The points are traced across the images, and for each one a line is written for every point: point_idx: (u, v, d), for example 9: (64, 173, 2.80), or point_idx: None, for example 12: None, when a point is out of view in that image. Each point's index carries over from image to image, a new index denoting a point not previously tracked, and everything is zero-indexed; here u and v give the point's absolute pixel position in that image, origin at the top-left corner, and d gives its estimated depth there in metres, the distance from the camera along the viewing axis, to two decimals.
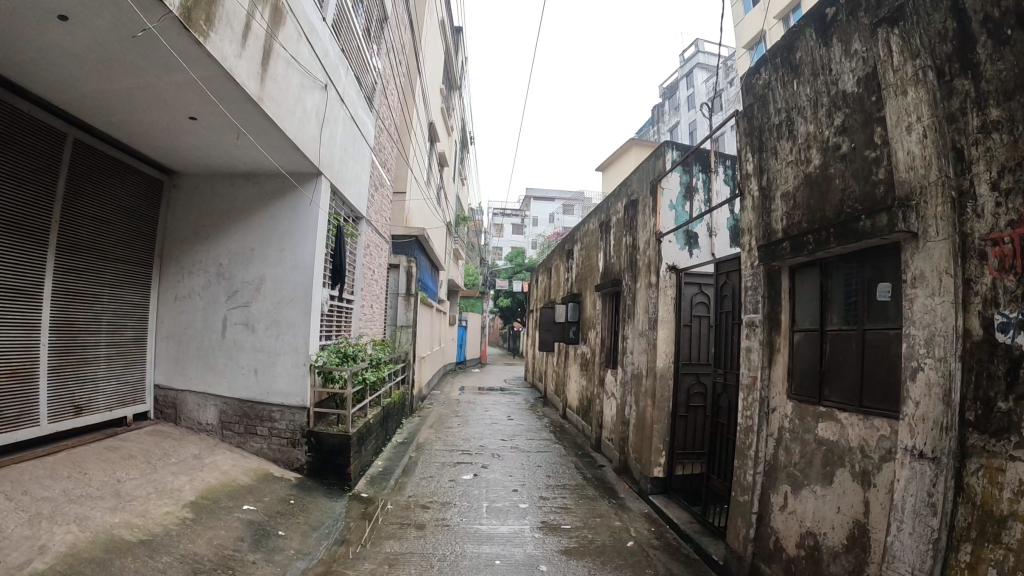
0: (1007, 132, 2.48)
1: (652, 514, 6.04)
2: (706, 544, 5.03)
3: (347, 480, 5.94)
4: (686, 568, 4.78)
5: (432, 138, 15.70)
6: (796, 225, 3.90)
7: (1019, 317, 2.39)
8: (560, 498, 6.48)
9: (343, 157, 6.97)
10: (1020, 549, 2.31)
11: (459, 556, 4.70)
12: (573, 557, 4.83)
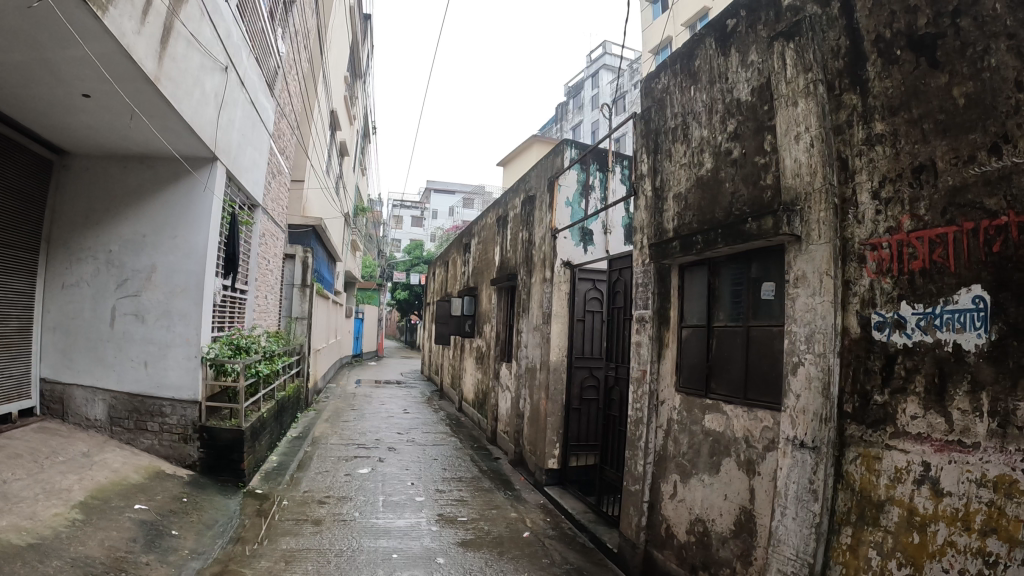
0: (891, 145, 2.67)
1: (548, 504, 6.16)
2: (601, 533, 5.17)
3: (242, 476, 5.87)
4: (582, 556, 4.89)
5: (334, 127, 15.41)
6: (687, 225, 4.05)
7: (895, 317, 2.60)
8: (456, 490, 6.51)
9: (241, 142, 6.77)
10: (898, 531, 2.50)
11: (356, 551, 4.65)
12: (471, 549, 4.86)
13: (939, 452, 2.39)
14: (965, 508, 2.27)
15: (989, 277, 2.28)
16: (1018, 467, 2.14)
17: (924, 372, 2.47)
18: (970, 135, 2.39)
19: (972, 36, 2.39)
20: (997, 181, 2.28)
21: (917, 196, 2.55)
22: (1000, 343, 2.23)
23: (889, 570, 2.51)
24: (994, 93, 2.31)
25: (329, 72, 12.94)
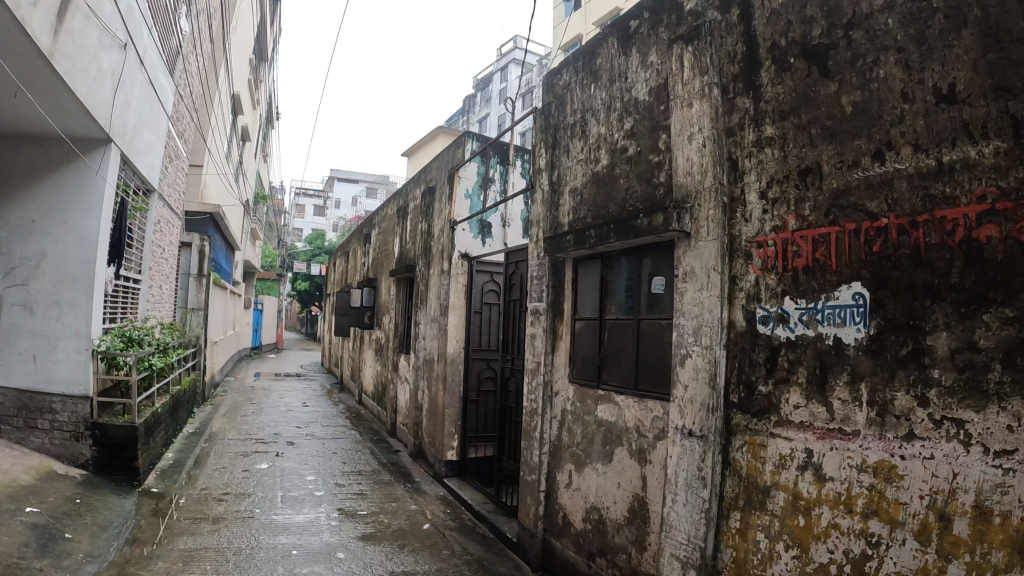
0: (779, 148, 2.80)
1: (448, 496, 6.17)
2: (501, 523, 5.22)
3: (137, 474, 5.69)
4: (482, 546, 4.93)
5: (236, 111, 14.89)
6: (581, 220, 4.13)
7: (778, 311, 2.74)
8: (355, 484, 6.43)
9: (138, 124, 6.44)
10: (784, 514, 2.63)
11: (254, 548, 4.54)
12: (371, 542, 4.81)
13: (821, 439, 2.54)
14: (847, 492, 2.43)
15: (867, 275, 2.45)
16: (896, 452, 2.31)
17: (806, 363, 2.63)
18: (855, 141, 2.54)
19: (863, 48, 2.54)
20: (879, 185, 2.45)
21: (802, 197, 2.69)
22: (879, 336, 2.40)
23: (776, 552, 2.64)
24: (880, 102, 2.47)
25: (232, 54, 12.48)
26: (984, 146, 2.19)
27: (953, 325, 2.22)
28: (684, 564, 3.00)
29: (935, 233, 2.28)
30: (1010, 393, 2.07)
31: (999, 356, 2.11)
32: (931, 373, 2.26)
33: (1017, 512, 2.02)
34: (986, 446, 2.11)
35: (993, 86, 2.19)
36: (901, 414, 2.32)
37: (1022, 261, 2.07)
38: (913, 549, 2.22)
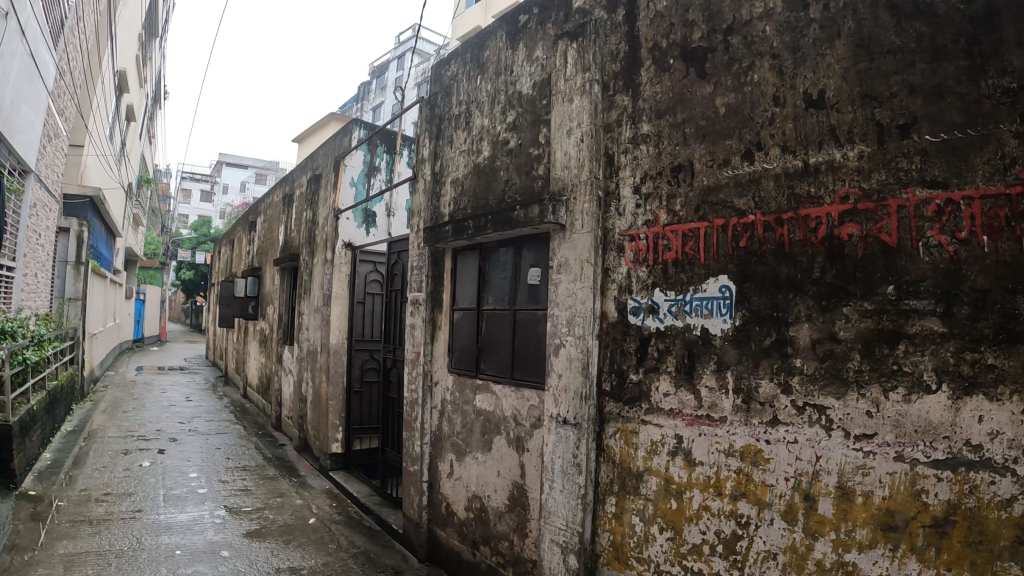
0: (654, 145, 2.89)
1: (334, 490, 6.09)
2: (387, 515, 5.20)
3: (14, 477, 5.29)
4: (368, 539, 4.89)
5: (121, 89, 14.09)
6: (461, 211, 4.16)
7: (648, 302, 2.84)
8: (240, 480, 6.24)
9: (14, 99, 5.97)
10: (657, 498, 2.73)
11: (136, 549, 4.33)
12: (256, 539, 4.68)
13: (690, 426, 2.65)
14: (716, 476, 2.55)
15: (734, 269, 2.58)
16: (762, 437, 2.44)
17: (674, 353, 2.74)
18: (726, 141, 2.66)
19: (740, 53, 2.65)
20: (747, 184, 2.58)
21: (674, 193, 2.80)
22: (744, 327, 2.53)
23: (650, 534, 2.75)
24: (752, 105, 2.60)
25: (118, 28, 11.79)
26: (849, 149, 2.34)
27: (814, 316, 2.37)
28: (563, 549, 3.07)
29: (799, 230, 2.42)
30: (868, 380, 2.24)
31: (858, 346, 2.27)
32: (794, 362, 2.40)
33: (878, 491, 2.18)
34: (847, 430, 2.26)
35: (861, 93, 2.34)
36: (765, 401, 2.46)
37: (881, 257, 2.23)
38: (781, 528, 2.36)
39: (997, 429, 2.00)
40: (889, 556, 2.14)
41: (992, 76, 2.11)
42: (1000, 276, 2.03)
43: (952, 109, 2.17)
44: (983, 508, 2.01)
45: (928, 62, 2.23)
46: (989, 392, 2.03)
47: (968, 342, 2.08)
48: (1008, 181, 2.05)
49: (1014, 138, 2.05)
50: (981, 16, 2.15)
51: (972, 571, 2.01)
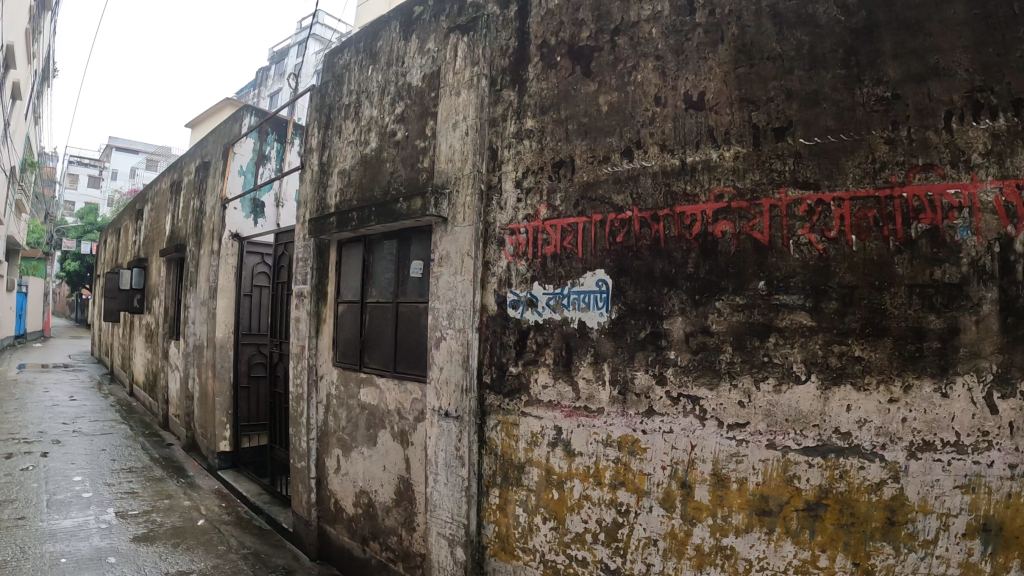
0: (537, 140, 2.92)
1: (224, 489, 5.89)
2: (276, 513, 5.06)
3: None
4: (258, 538, 4.74)
5: (7, 66, 13.13)
6: (348, 202, 4.09)
7: (527, 296, 2.87)
8: (127, 482, 5.92)
9: None
10: (539, 489, 2.78)
11: (17, 559, 4.04)
12: (145, 544, 4.45)
13: (569, 417, 2.70)
14: (595, 465, 2.61)
15: (610, 263, 2.64)
16: (639, 427, 2.52)
17: (552, 345, 2.78)
18: (607, 139, 2.71)
19: (625, 53, 2.72)
20: (625, 180, 2.64)
21: (555, 188, 2.84)
22: (619, 320, 2.60)
23: (534, 525, 2.79)
24: (633, 104, 2.67)
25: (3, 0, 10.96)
26: (725, 150, 2.44)
27: (687, 310, 2.45)
28: (450, 542, 3.07)
29: (675, 226, 2.50)
30: (740, 371, 2.35)
31: (730, 338, 2.37)
32: (668, 354, 2.49)
33: (752, 478, 2.30)
34: (719, 419, 2.37)
35: (739, 97, 2.45)
36: (641, 392, 2.53)
37: (753, 254, 2.35)
38: (660, 515, 2.45)
39: (865, 418, 2.17)
40: (765, 539, 2.27)
41: (868, 85, 2.27)
42: (867, 273, 2.19)
43: (827, 115, 2.31)
44: (853, 492, 2.17)
45: (805, 70, 2.36)
46: (857, 382, 2.19)
47: (835, 335, 2.22)
48: (877, 184, 2.21)
49: (884, 144, 2.22)
50: (861, 28, 2.30)
51: (845, 550, 2.17)
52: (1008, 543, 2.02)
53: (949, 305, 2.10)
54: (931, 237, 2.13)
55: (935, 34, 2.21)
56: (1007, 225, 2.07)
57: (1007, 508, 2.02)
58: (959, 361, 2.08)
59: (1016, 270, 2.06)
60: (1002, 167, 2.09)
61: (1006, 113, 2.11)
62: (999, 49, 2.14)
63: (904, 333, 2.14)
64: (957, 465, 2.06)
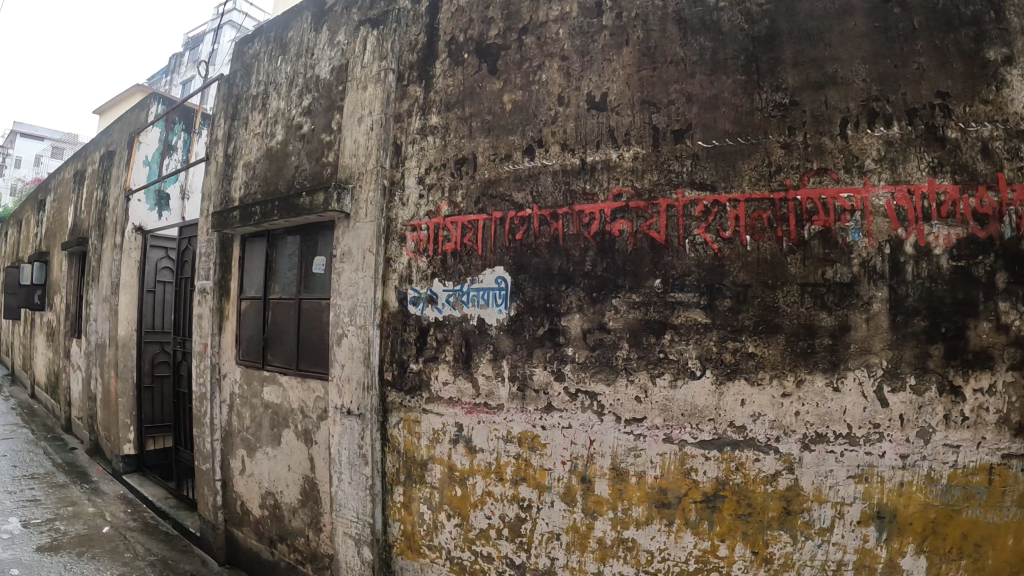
0: (440, 137, 2.90)
1: (129, 495, 5.64)
2: (183, 518, 4.90)
3: None
4: (166, 544, 4.54)
5: None
6: (252, 196, 3.97)
7: (427, 293, 2.85)
8: (29, 489, 5.55)
9: None
10: (442, 486, 2.77)
11: None
12: (52, 553, 4.17)
13: (469, 414, 2.71)
14: (496, 461, 2.63)
15: (509, 260, 2.66)
16: (537, 423, 2.55)
17: (452, 342, 2.78)
18: (510, 137, 2.73)
19: (532, 52, 2.74)
20: (526, 178, 2.66)
21: (456, 185, 2.83)
22: (517, 317, 2.63)
23: (439, 522, 2.79)
24: (537, 103, 2.69)
25: None
26: (625, 151, 2.49)
27: (585, 307, 2.50)
28: (356, 542, 3.02)
29: (573, 224, 2.54)
30: (636, 367, 2.40)
31: (626, 335, 2.43)
32: (565, 350, 2.52)
33: (650, 471, 2.36)
34: (617, 414, 2.42)
35: (641, 99, 2.50)
36: (540, 388, 2.56)
37: (649, 252, 2.41)
38: (562, 509, 2.50)
39: (759, 412, 2.26)
40: (665, 531, 2.34)
41: (766, 91, 2.36)
42: (760, 272, 2.27)
43: (725, 118, 2.38)
44: (749, 483, 2.25)
45: (707, 75, 2.43)
46: (750, 377, 2.27)
47: (729, 332, 2.30)
48: (772, 187, 2.30)
49: (780, 148, 2.31)
50: (763, 36, 2.39)
51: (743, 539, 2.26)
52: (901, 529, 2.15)
53: (840, 303, 2.20)
54: (823, 238, 2.23)
55: (836, 44, 2.32)
56: (897, 228, 2.18)
57: (900, 496, 2.14)
58: (850, 357, 2.19)
59: (904, 271, 2.17)
60: (894, 173, 2.21)
61: (900, 121, 2.22)
62: (896, 62, 2.27)
63: (796, 330, 2.23)
64: (849, 456, 2.17)
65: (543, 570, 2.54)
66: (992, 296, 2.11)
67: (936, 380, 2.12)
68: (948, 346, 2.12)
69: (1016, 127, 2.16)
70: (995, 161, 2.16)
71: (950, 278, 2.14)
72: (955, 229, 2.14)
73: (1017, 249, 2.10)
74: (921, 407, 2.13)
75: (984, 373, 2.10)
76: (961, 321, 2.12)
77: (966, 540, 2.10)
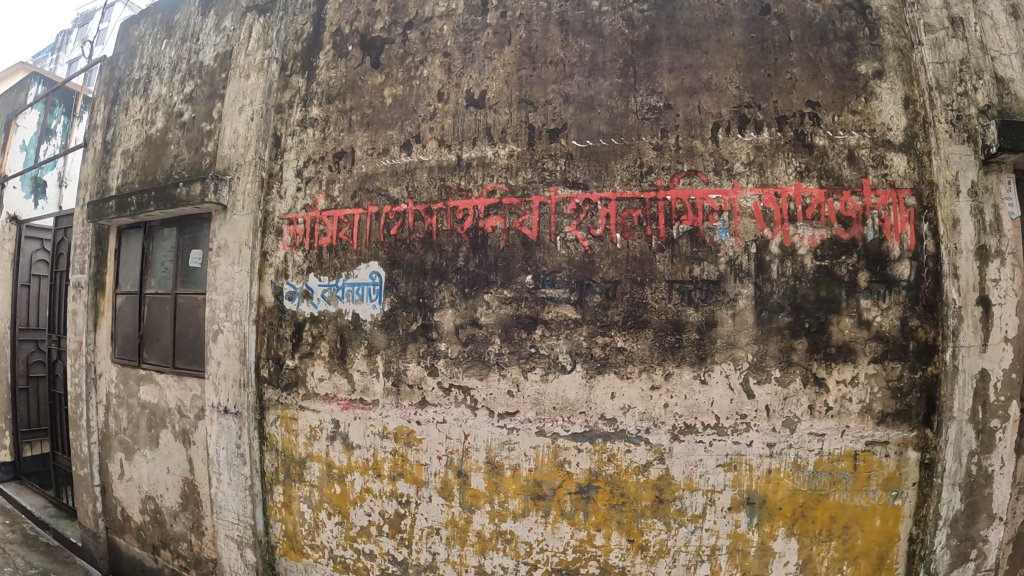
0: (320, 129, 2.84)
1: (5, 506, 5.27)
2: (64, 527, 4.55)
3: None
4: (45, 557, 4.24)
5: None
6: (130, 185, 3.74)
7: (303, 287, 2.77)
8: None
9: None
10: (321, 484, 2.73)
11: None
12: None
13: (345, 410, 2.67)
14: (373, 458, 2.62)
15: (384, 256, 2.64)
16: (413, 419, 2.56)
17: (327, 338, 2.73)
18: (388, 131, 2.70)
19: (415, 47, 2.73)
20: (402, 173, 2.65)
21: (333, 178, 2.77)
22: (391, 313, 2.61)
23: (320, 521, 2.75)
24: (417, 98, 2.68)
25: None
26: (501, 148, 2.52)
27: (457, 303, 2.51)
28: (239, 544, 2.94)
29: (447, 220, 2.55)
30: (508, 362, 2.44)
31: (497, 330, 2.46)
32: (439, 346, 2.53)
33: (525, 464, 2.42)
34: (490, 409, 2.45)
35: (519, 98, 2.53)
36: (414, 383, 2.56)
37: (520, 248, 2.44)
38: (440, 504, 2.53)
39: (629, 404, 2.34)
40: (542, 522, 2.42)
41: (642, 94, 2.43)
42: (629, 269, 2.35)
43: (600, 119, 2.44)
44: (621, 473, 2.35)
45: (585, 76, 2.49)
46: (620, 371, 2.35)
47: (599, 327, 2.37)
48: (643, 186, 2.37)
49: (652, 150, 2.38)
50: (642, 41, 2.47)
51: (618, 527, 2.37)
52: (772, 513, 2.31)
53: (706, 300, 2.31)
54: (691, 237, 2.33)
55: (711, 53, 2.43)
56: (764, 228, 2.30)
57: (769, 483, 2.29)
58: (716, 351, 2.30)
59: (769, 269, 2.29)
60: (761, 176, 2.33)
61: (770, 128, 2.34)
62: (769, 71, 2.39)
63: (664, 325, 2.33)
64: (718, 445, 2.30)
65: (425, 565, 2.57)
66: (853, 293, 2.27)
67: (801, 372, 2.28)
68: (811, 341, 2.27)
69: (882, 137, 2.33)
70: (860, 167, 2.32)
71: (813, 276, 2.28)
72: (819, 230, 2.28)
73: (878, 250, 2.27)
74: (786, 399, 2.28)
75: (847, 366, 2.27)
76: (824, 317, 2.27)
77: (836, 522, 2.30)
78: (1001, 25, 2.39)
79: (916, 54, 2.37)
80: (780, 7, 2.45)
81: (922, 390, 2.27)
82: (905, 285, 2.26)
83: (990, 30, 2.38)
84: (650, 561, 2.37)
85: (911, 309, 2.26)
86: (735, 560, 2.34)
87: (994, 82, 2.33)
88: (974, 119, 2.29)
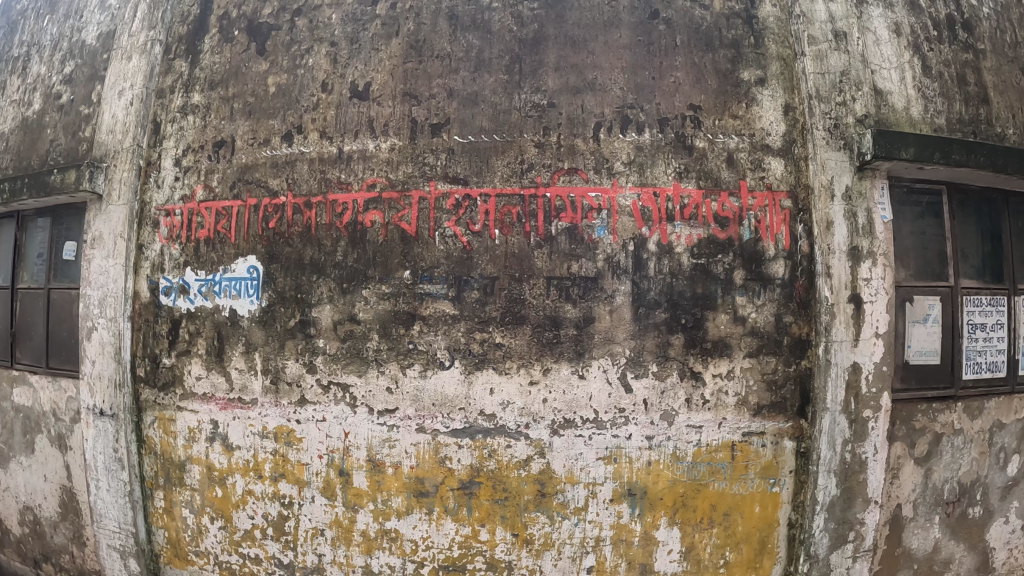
0: (201, 117, 2.73)
1: None
2: None
3: None
4: None
5: None
6: (2, 171, 3.50)
7: (178, 282, 2.67)
8: None
9: None
10: (202, 487, 2.63)
11: None
12: None
13: (223, 410, 2.59)
14: (254, 458, 2.55)
15: (262, 249, 2.56)
16: (292, 417, 2.50)
17: (204, 335, 2.63)
18: (270, 121, 2.63)
19: (301, 35, 2.66)
20: (282, 165, 2.58)
21: (212, 169, 2.68)
22: (269, 309, 2.54)
23: (203, 526, 2.66)
24: (301, 88, 2.61)
25: None
26: (382, 142, 2.49)
27: (335, 298, 2.47)
28: (121, 554, 2.82)
29: (326, 214, 2.51)
30: (387, 358, 2.42)
31: (376, 326, 2.43)
32: (318, 342, 2.49)
33: (406, 462, 2.42)
34: (370, 406, 2.43)
35: (403, 91, 2.51)
36: (293, 380, 2.51)
37: (399, 244, 2.43)
38: (323, 504, 2.48)
39: (508, 400, 2.37)
40: (425, 519, 2.42)
41: (526, 91, 2.45)
42: (507, 265, 2.37)
43: (483, 115, 2.45)
44: (502, 469, 2.37)
45: (470, 72, 2.49)
46: (498, 367, 2.37)
47: (477, 323, 2.37)
48: (523, 183, 2.39)
49: (534, 147, 2.41)
50: (529, 39, 2.50)
51: (502, 523, 2.40)
52: (653, 504, 2.37)
53: (584, 296, 2.35)
54: (569, 235, 2.36)
55: (597, 53, 2.48)
56: (642, 227, 2.36)
57: (648, 475, 2.36)
58: (594, 346, 2.35)
59: (647, 266, 2.35)
60: (641, 175, 2.38)
61: (651, 129, 2.40)
62: (654, 74, 2.45)
63: (542, 321, 2.36)
64: (597, 439, 2.35)
65: (312, 567, 2.53)
66: (729, 291, 2.35)
67: (677, 367, 2.35)
68: (687, 336, 2.35)
69: (761, 141, 2.42)
70: (738, 169, 2.40)
71: (690, 274, 2.35)
72: (696, 230, 2.36)
73: (753, 249, 2.36)
74: (663, 392, 2.35)
75: (723, 361, 2.36)
76: (699, 313, 2.35)
77: (715, 510, 2.39)
78: (882, 41, 2.54)
79: (798, 64, 2.48)
80: (668, 12, 2.51)
81: (795, 382, 2.38)
82: (780, 283, 2.36)
83: (871, 45, 2.52)
84: (535, 554, 2.41)
85: (786, 306, 2.36)
86: (619, 550, 2.40)
87: (872, 93, 2.47)
88: (851, 127, 2.42)
